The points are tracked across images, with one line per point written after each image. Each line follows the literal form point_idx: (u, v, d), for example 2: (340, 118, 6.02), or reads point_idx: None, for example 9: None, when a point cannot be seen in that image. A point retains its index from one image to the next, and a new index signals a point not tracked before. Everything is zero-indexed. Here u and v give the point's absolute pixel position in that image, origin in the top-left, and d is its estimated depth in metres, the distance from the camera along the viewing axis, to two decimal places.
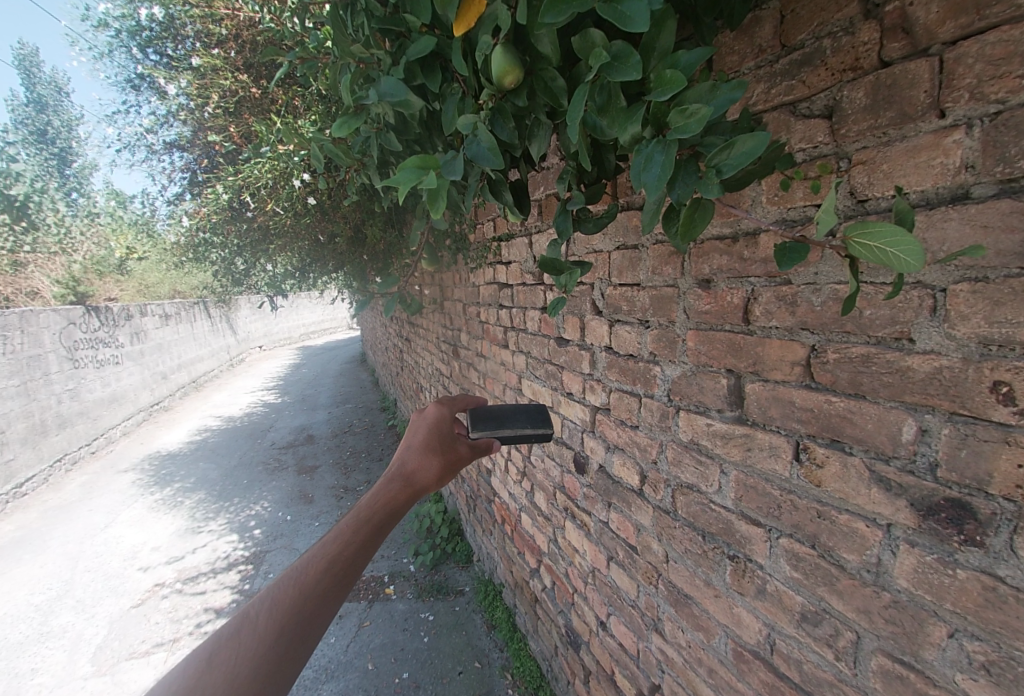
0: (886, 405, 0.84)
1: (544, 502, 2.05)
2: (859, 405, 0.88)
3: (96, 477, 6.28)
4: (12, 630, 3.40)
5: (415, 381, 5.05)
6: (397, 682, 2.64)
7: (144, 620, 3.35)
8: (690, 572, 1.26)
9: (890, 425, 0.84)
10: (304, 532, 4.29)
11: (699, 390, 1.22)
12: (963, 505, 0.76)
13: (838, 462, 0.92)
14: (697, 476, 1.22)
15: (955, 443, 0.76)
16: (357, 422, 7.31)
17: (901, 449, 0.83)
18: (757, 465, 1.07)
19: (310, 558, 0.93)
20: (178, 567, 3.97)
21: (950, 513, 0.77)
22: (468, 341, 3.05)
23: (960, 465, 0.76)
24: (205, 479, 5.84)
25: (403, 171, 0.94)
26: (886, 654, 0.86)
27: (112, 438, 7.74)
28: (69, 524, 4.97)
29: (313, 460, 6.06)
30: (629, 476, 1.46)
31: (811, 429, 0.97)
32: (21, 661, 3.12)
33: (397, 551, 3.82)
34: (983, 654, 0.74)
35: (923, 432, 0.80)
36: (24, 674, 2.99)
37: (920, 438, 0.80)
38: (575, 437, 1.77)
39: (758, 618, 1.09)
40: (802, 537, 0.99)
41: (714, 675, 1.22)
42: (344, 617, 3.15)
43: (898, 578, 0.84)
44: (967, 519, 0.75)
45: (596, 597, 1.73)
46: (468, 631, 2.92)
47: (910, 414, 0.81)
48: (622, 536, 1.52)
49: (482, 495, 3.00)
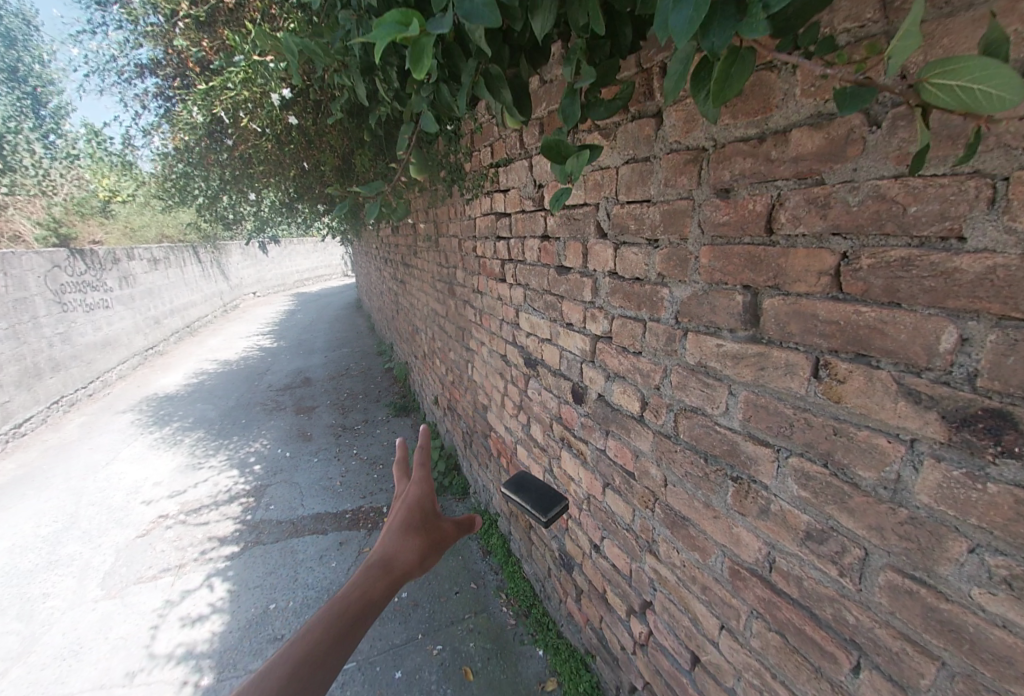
0: (924, 313, 0.75)
1: (540, 434, 2.03)
2: (892, 314, 0.79)
3: (95, 418, 6.33)
4: (23, 559, 3.50)
5: (411, 323, 4.96)
6: (395, 601, 2.77)
7: (150, 547, 3.46)
8: (689, 495, 1.23)
9: (927, 333, 0.75)
10: (303, 469, 4.37)
11: (710, 309, 1.12)
12: (1002, 415, 0.68)
13: (863, 377, 0.84)
14: (703, 398, 1.15)
15: (1001, 350, 0.68)
16: (354, 366, 7.30)
17: (937, 360, 0.75)
18: (770, 384, 0.99)
19: (347, 596, 0.99)
20: (181, 501, 4.06)
21: (987, 424, 0.70)
22: (463, 277, 2.92)
23: (1005, 373, 0.68)
24: (204, 418, 5.89)
25: (381, 28, 0.80)
26: (896, 570, 0.83)
27: (109, 382, 7.74)
28: (72, 462, 5.04)
29: (310, 400, 6.10)
30: (629, 403, 1.40)
31: (835, 344, 0.88)
32: (32, 586, 3.22)
33: (394, 486, 3.93)
34: (1006, 568, 0.70)
35: (965, 339, 0.71)
36: (37, 598, 3.09)
37: (959, 347, 0.72)
38: (574, 368, 1.70)
39: (759, 537, 1.06)
40: (815, 455, 0.93)
41: (708, 592, 1.23)
42: (345, 544, 3.30)
43: (918, 495, 0.79)
44: (1006, 430, 0.68)
45: (590, 521, 1.74)
46: (465, 558, 3.03)
47: (951, 321, 0.72)
48: (619, 463, 1.49)
49: (478, 431, 3.00)
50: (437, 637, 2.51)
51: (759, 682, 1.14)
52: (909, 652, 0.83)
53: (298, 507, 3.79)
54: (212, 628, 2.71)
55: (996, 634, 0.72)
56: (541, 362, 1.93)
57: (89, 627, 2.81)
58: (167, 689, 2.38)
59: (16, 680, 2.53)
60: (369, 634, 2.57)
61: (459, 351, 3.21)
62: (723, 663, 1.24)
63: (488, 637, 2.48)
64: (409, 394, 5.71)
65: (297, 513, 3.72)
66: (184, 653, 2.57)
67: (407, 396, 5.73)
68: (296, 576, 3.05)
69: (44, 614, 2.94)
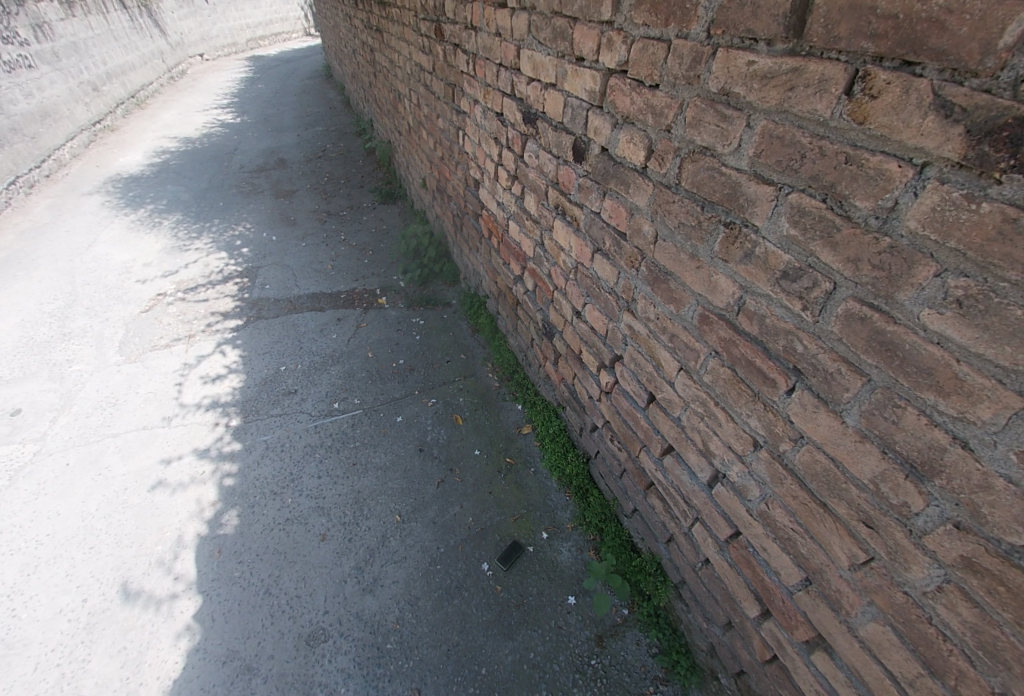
0: None
1: (534, 204, 2.05)
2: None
3: (62, 200, 5.84)
4: (35, 331, 3.65)
5: (392, 89, 4.27)
6: (394, 365, 3.14)
7: (157, 321, 3.65)
8: (677, 248, 1.28)
9: (994, 24, 0.61)
10: (293, 252, 4.43)
11: (752, 12, 0.92)
12: None
13: (899, 90, 0.73)
14: (715, 135, 1.07)
15: None
16: (331, 148, 6.63)
17: (990, 61, 0.63)
18: (795, 109, 0.89)
19: None
20: (176, 279, 4.14)
21: (1011, 135, 0.63)
22: (453, 10, 2.37)
23: None
24: (178, 200, 5.55)
25: None
26: (857, 300, 0.87)
27: (64, 161, 6.81)
28: (53, 244, 4.86)
29: (290, 185, 5.72)
30: (634, 154, 1.35)
31: (882, 49, 0.74)
32: (54, 351, 3.44)
33: (387, 270, 4.10)
34: (963, 289, 0.72)
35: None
36: (63, 361, 3.34)
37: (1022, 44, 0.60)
38: (578, 119, 1.58)
39: (735, 282, 1.12)
40: (817, 189, 0.89)
41: (675, 340, 1.39)
42: (343, 320, 3.55)
43: (906, 222, 0.77)
44: None
45: (575, 291, 1.90)
46: (456, 335, 3.33)
47: None
48: (613, 225, 1.53)
49: (469, 212, 2.99)
50: (431, 393, 2.91)
51: (702, 409, 1.36)
52: (842, 371, 0.93)
53: (294, 286, 3.96)
54: (231, 384, 3.07)
55: (928, 349, 0.78)
56: (541, 116, 1.80)
57: (119, 385, 3.12)
58: (203, 427, 2.80)
59: (67, 424, 2.88)
60: (371, 389, 2.97)
61: (448, 116, 2.85)
62: (675, 398, 1.46)
63: (475, 394, 2.89)
64: (394, 180, 5.38)
65: (293, 292, 3.90)
66: (210, 402, 2.95)
67: (393, 182, 5.40)
68: (300, 344, 3.36)
69: (74, 374, 3.23)
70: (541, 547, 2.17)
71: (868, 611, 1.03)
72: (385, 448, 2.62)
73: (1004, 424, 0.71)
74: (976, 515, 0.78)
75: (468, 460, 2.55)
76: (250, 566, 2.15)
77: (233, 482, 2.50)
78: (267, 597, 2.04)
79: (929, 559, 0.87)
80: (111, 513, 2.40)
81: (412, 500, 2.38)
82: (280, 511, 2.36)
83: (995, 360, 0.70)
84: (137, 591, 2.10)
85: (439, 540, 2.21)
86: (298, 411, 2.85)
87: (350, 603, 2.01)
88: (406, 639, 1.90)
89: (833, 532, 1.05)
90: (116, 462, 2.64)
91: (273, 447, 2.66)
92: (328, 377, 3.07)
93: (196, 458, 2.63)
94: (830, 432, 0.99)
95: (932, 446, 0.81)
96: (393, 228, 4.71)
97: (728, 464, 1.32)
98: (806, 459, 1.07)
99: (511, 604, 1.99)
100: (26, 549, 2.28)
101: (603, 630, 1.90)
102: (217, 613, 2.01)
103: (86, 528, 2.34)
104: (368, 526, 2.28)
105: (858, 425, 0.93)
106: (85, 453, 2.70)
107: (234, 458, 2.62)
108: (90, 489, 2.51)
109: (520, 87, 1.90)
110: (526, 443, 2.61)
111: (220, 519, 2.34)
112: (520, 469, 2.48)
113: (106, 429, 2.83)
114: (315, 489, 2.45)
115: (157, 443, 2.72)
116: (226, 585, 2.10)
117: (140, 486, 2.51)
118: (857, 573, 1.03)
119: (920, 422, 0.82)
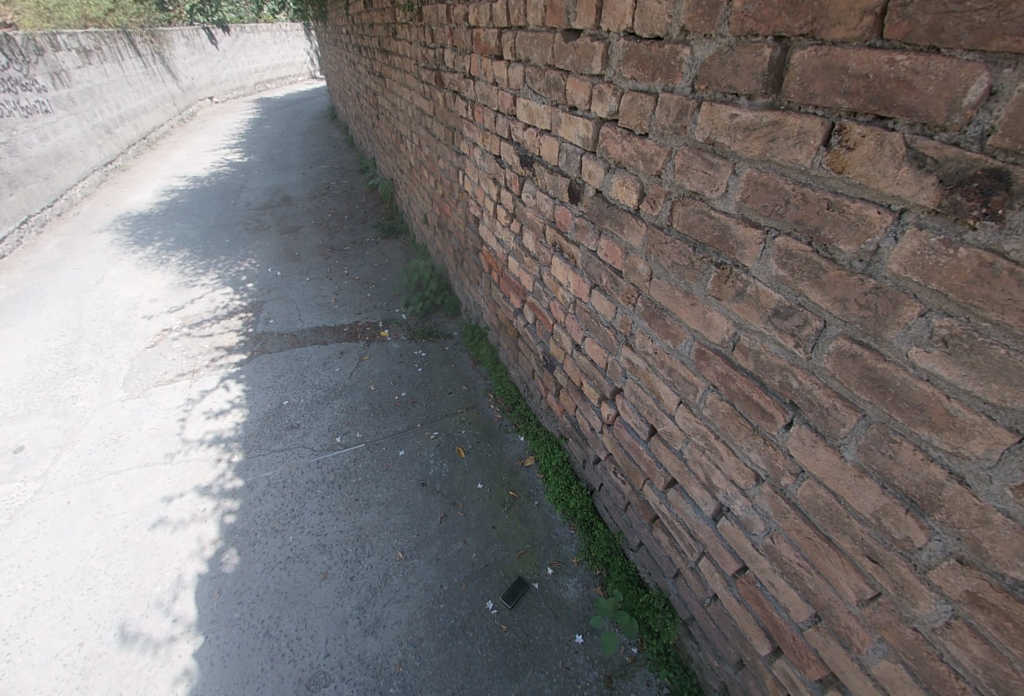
0: (963, 60, 0.65)
1: (532, 241, 2.12)
2: (927, 64, 0.69)
3: (71, 238, 5.98)
4: (41, 367, 3.68)
5: (394, 130, 4.45)
6: (396, 397, 3.16)
7: (162, 356, 3.69)
8: (672, 286, 1.32)
9: (957, 84, 0.66)
10: (297, 287, 4.52)
11: (733, 70, 0.99)
12: (999, 175, 0.65)
13: (874, 142, 0.78)
14: (704, 181, 1.13)
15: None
16: (336, 185, 6.85)
17: (956, 117, 0.68)
18: (777, 158, 0.94)
19: None
20: (182, 315, 4.20)
21: (981, 185, 0.67)
22: (452, 60, 2.51)
23: (1020, 128, 0.62)
24: (186, 237, 5.70)
25: None
26: (847, 338, 0.90)
27: (75, 200, 7.00)
28: (61, 281, 4.95)
29: (294, 221, 5.88)
30: (627, 197, 1.41)
31: (855, 105, 0.80)
32: (59, 388, 3.47)
33: (389, 303, 4.17)
34: (948, 329, 0.75)
35: (995, 91, 0.63)
36: (67, 398, 3.35)
37: (983, 103, 0.65)
38: (573, 163, 1.65)
39: (729, 318, 1.16)
40: (802, 233, 0.93)
41: (673, 373, 1.41)
42: (346, 353, 3.60)
43: (889, 265, 0.80)
44: (996, 191, 0.66)
45: (575, 325, 1.94)
46: (458, 367, 3.36)
47: (987, 69, 0.63)
48: (609, 262, 1.58)
49: (469, 247, 3.08)
50: (433, 425, 2.92)
51: (704, 442, 1.37)
52: (837, 406, 0.95)
53: (298, 320, 4.02)
54: (234, 419, 3.08)
55: (918, 386, 0.80)
56: (538, 159, 1.88)
57: (122, 421, 3.13)
58: (205, 463, 2.80)
59: (69, 461, 2.88)
60: (374, 422, 2.98)
61: (448, 157, 2.96)
62: (676, 431, 1.47)
63: (477, 426, 2.90)
64: (397, 215, 5.55)
65: (297, 326, 3.95)
66: (213, 438, 2.95)
67: (395, 217, 5.55)
68: (303, 378, 3.39)
69: (79, 410, 3.25)
70: (547, 583, 2.13)
71: (879, 648, 1.02)
72: (388, 483, 2.61)
73: (998, 459, 0.73)
74: (978, 550, 0.78)
75: (471, 494, 2.53)
76: (249, 607, 2.11)
77: (234, 519, 2.48)
78: (267, 639, 1.99)
79: (935, 595, 0.87)
80: (110, 552, 2.37)
81: (415, 536, 2.35)
82: (282, 550, 2.33)
83: (984, 397, 0.72)
84: (134, 633, 2.05)
85: (442, 577, 2.18)
86: (301, 446, 2.85)
87: (352, 646, 1.96)
88: (410, 683, 1.84)
89: (839, 566, 1.04)
90: (116, 500, 2.62)
91: (275, 484, 2.64)
92: (331, 411, 3.08)
93: (197, 495, 2.62)
94: (829, 466, 1.00)
95: (929, 482, 0.82)
96: (395, 262, 4.83)
97: (731, 498, 1.32)
98: (808, 493, 1.08)
99: (516, 644, 1.94)
100: (23, 591, 2.24)
101: (612, 670, 1.84)
102: (216, 657, 1.95)
103: (85, 568, 2.31)
104: (371, 564, 2.25)
105: (856, 460, 0.94)
106: (86, 491, 2.69)
107: (236, 495, 2.60)
108: (90, 528, 2.49)
109: (517, 132, 2.00)
110: (529, 476, 2.60)
111: (221, 558, 2.31)
112: (524, 503, 2.46)
113: (108, 466, 2.82)
114: (316, 526, 2.42)
115: (159, 480, 2.71)
116: (224, 627, 2.05)
117: (141, 525, 2.48)
118: (865, 609, 1.02)
119: (916, 457, 0.83)
